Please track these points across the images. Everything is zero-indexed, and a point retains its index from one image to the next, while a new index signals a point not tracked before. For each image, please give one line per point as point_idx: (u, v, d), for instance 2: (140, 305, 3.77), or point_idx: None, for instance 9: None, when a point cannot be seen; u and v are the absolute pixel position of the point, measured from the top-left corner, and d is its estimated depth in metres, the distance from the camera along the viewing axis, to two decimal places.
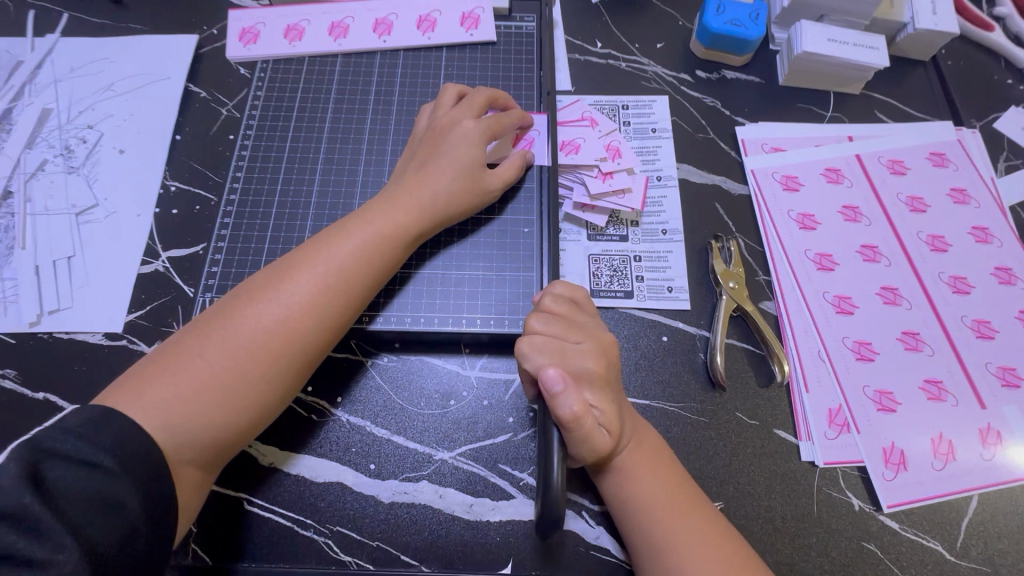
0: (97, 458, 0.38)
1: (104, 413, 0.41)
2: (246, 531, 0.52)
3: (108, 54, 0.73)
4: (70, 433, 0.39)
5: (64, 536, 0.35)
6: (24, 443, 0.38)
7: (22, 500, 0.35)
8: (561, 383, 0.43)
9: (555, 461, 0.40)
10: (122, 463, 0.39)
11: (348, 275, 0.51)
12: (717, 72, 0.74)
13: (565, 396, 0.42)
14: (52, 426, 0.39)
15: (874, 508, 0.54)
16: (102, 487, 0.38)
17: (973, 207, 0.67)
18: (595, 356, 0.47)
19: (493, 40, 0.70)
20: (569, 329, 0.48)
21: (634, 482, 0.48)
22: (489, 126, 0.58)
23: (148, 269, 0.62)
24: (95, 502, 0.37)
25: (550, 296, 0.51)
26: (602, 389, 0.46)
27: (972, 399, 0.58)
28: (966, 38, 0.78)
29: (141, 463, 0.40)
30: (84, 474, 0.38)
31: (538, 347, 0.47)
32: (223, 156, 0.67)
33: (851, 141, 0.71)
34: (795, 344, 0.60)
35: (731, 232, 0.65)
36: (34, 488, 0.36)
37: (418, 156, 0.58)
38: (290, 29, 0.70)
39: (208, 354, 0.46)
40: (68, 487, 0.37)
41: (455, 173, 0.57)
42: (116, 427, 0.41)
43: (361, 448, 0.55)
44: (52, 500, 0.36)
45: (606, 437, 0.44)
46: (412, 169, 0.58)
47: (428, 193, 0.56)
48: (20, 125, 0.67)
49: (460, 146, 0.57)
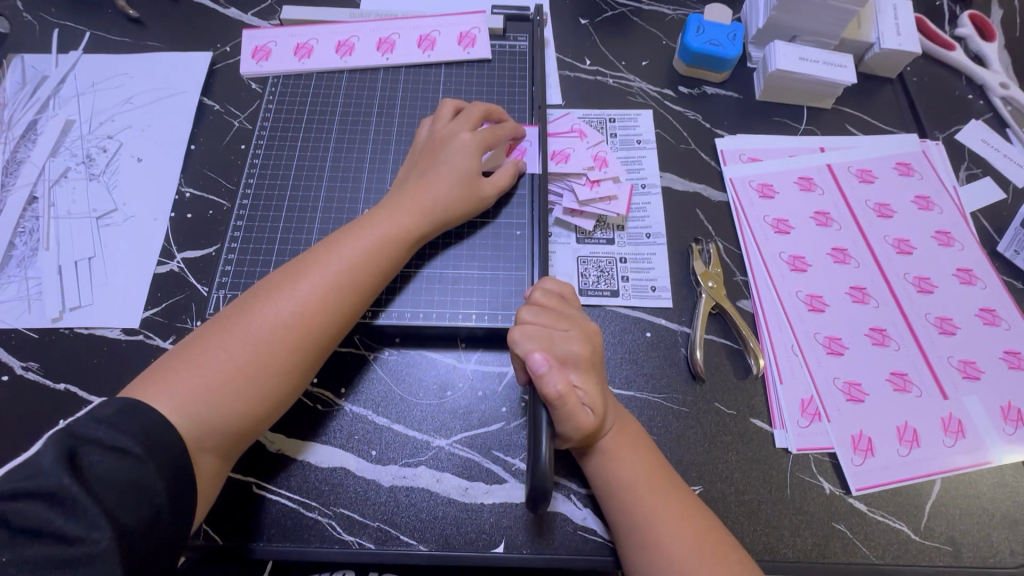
0: (126, 445, 0.42)
1: (131, 405, 0.45)
2: (255, 512, 0.55)
3: (127, 70, 0.77)
4: (101, 421, 0.43)
5: (98, 516, 0.39)
6: (60, 431, 0.42)
7: (62, 482, 0.39)
8: (545, 364, 0.47)
9: (543, 440, 0.44)
10: (148, 449, 0.43)
11: (356, 274, 0.55)
12: (698, 88, 0.79)
13: (550, 376, 0.47)
14: (85, 416, 0.43)
15: (843, 491, 0.58)
16: (131, 472, 0.42)
17: (937, 213, 0.72)
18: (580, 342, 0.51)
19: (488, 57, 0.75)
20: (558, 319, 0.53)
21: (617, 463, 0.52)
22: (485, 138, 0.63)
23: (164, 269, 0.66)
24: (124, 485, 0.41)
25: (539, 290, 0.55)
26: (587, 371, 0.50)
27: (935, 390, 0.62)
28: (929, 56, 0.84)
29: (164, 449, 0.44)
30: (114, 459, 0.42)
31: (529, 334, 0.51)
32: (235, 164, 0.72)
33: (823, 151, 0.75)
34: (770, 339, 0.64)
35: (711, 235, 0.70)
36: (72, 472, 0.40)
37: (420, 165, 0.63)
38: (300, 47, 0.75)
39: (226, 349, 0.50)
40: (100, 471, 0.41)
41: (454, 181, 0.61)
42: (142, 416, 0.45)
43: (363, 435, 0.59)
44: (87, 483, 0.40)
45: (590, 415, 0.49)
46: (413, 177, 0.62)
47: (428, 199, 0.60)
48: (45, 135, 0.72)
49: (458, 156, 0.62)
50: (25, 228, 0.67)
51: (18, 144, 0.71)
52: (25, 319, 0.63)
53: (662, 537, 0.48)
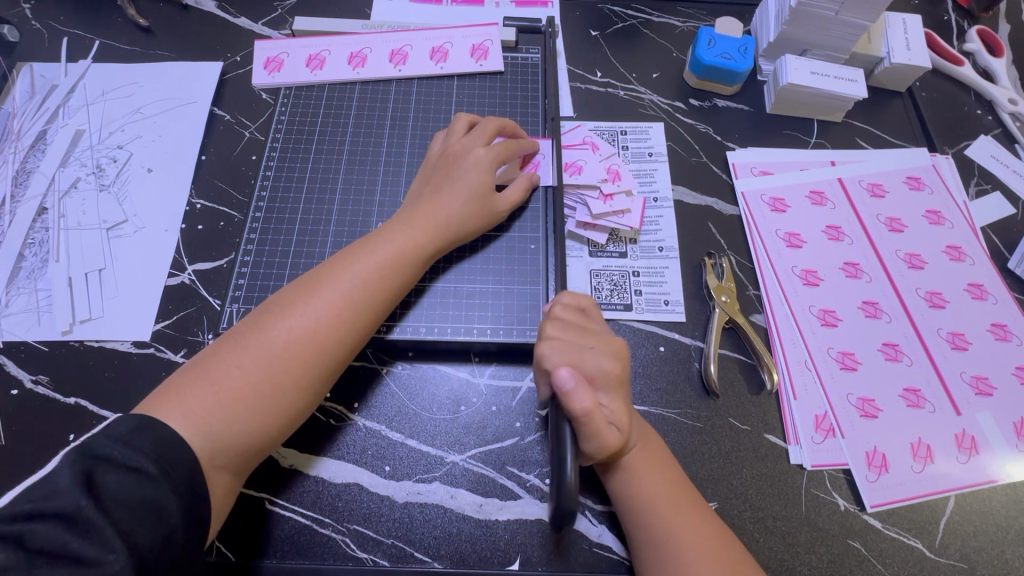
0: (141, 465, 0.42)
1: (144, 423, 0.44)
2: (268, 529, 0.55)
3: (137, 79, 0.77)
4: (117, 440, 0.42)
5: (113, 538, 0.39)
6: (75, 450, 0.42)
7: (79, 503, 0.39)
8: (572, 381, 0.46)
9: (567, 459, 0.42)
10: (164, 468, 0.43)
11: (369, 289, 0.55)
12: (709, 101, 0.80)
13: (576, 393, 0.46)
14: (100, 434, 0.42)
15: (858, 507, 0.58)
16: (146, 492, 0.41)
17: (948, 228, 0.72)
18: (612, 359, 0.51)
19: (501, 70, 0.75)
20: (583, 335, 0.52)
21: (640, 480, 0.51)
22: (500, 153, 0.63)
23: (175, 281, 0.65)
24: (140, 506, 0.41)
25: (560, 305, 0.55)
26: (616, 390, 0.50)
27: (948, 406, 0.62)
28: (938, 71, 0.84)
29: (180, 468, 0.44)
30: (130, 479, 0.41)
31: (556, 349, 0.51)
32: (246, 175, 0.72)
33: (834, 165, 0.76)
34: (784, 354, 0.64)
35: (724, 249, 0.70)
36: (88, 492, 0.40)
37: (434, 179, 0.63)
38: (312, 58, 0.75)
39: (240, 365, 0.50)
40: (116, 491, 0.40)
41: (468, 196, 0.61)
42: (157, 435, 0.44)
43: (376, 450, 0.58)
44: (103, 504, 0.40)
45: (616, 434, 0.48)
46: (427, 192, 0.62)
47: (443, 215, 0.60)
48: (54, 145, 0.71)
49: (472, 171, 0.62)
50: (35, 239, 0.66)
51: (28, 154, 0.71)
52: (34, 332, 0.62)
53: (684, 557, 0.48)
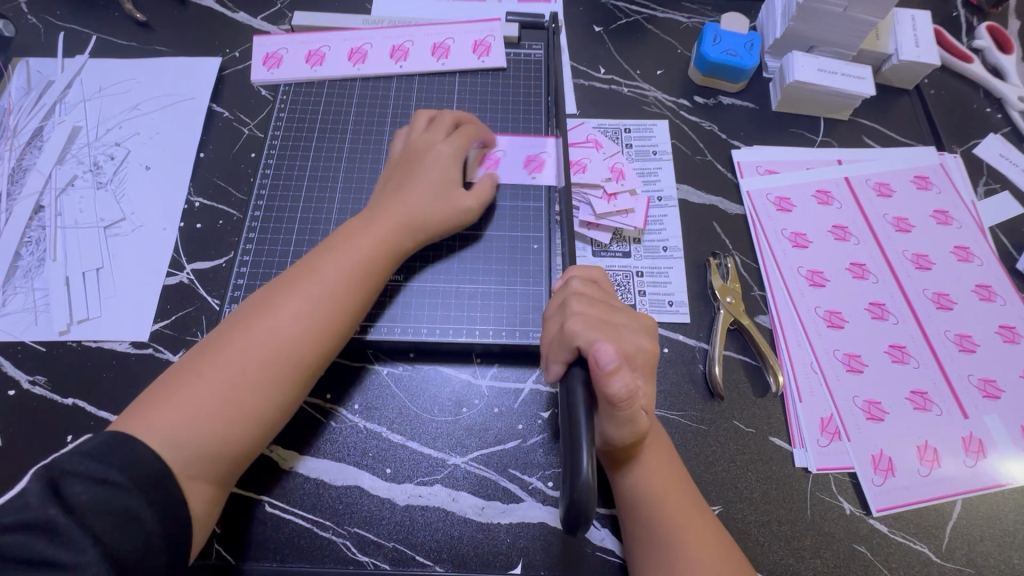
0: (109, 475, 0.42)
1: (115, 440, 0.44)
2: (267, 532, 0.54)
3: (135, 75, 0.76)
4: (86, 455, 0.42)
5: (88, 545, 0.39)
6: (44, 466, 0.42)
7: (48, 512, 0.39)
8: (615, 361, 0.44)
9: (585, 451, 0.38)
10: (135, 477, 0.43)
11: (339, 288, 0.54)
12: (714, 98, 0.79)
13: (620, 374, 0.44)
14: (70, 449, 0.43)
15: (864, 511, 0.57)
16: (120, 500, 0.41)
17: (955, 228, 0.71)
18: (644, 337, 0.51)
19: (503, 66, 0.74)
20: (611, 312, 0.51)
21: (647, 481, 0.50)
22: (458, 147, 0.63)
23: (173, 281, 0.65)
24: (114, 514, 0.40)
25: (579, 280, 0.53)
26: (646, 371, 0.50)
27: (955, 409, 0.61)
28: (947, 69, 0.83)
29: (152, 476, 0.43)
30: (99, 489, 0.41)
31: (589, 323, 0.48)
32: (246, 173, 0.71)
33: (840, 164, 0.75)
34: (789, 356, 0.63)
35: (729, 249, 0.69)
36: (59, 503, 0.40)
37: (395, 177, 0.62)
38: (312, 54, 0.73)
39: (208, 375, 0.49)
40: (88, 501, 0.40)
41: (430, 191, 0.60)
42: (129, 450, 0.44)
43: (377, 453, 0.58)
44: (75, 514, 0.40)
45: (645, 419, 0.48)
46: (390, 190, 0.61)
47: (407, 212, 0.59)
48: (51, 142, 0.70)
49: (431, 167, 0.61)
50: (31, 238, 0.65)
51: (24, 151, 0.70)
52: (31, 332, 0.61)
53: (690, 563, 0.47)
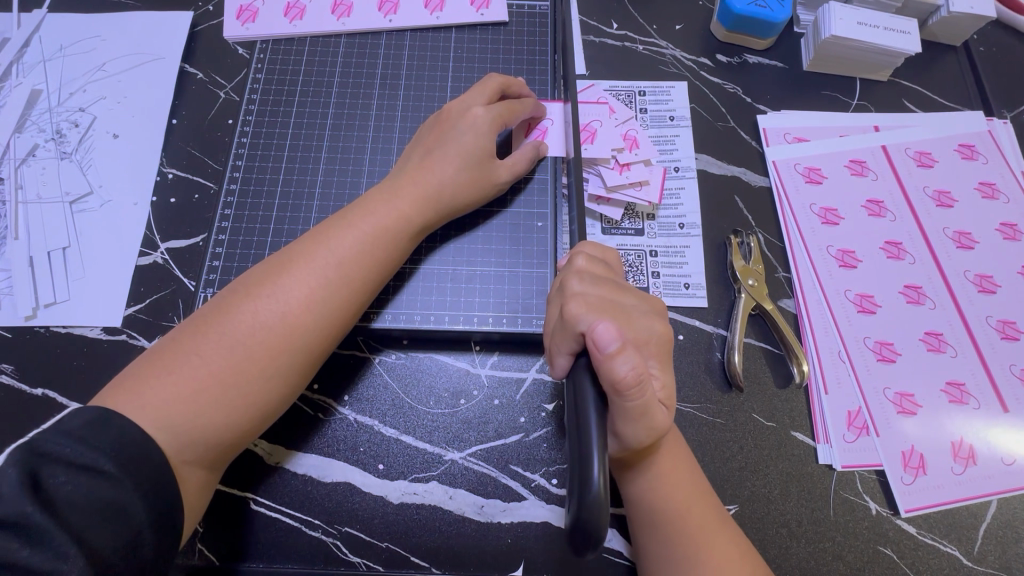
0: (95, 463, 0.38)
1: (102, 416, 0.40)
2: (252, 530, 0.51)
3: (99, 31, 0.69)
4: (69, 436, 0.38)
5: (68, 545, 0.35)
6: (23, 448, 0.38)
7: (23, 509, 0.35)
8: (615, 343, 0.39)
9: (597, 459, 0.34)
10: (124, 466, 0.39)
11: (350, 268, 0.49)
12: (739, 56, 0.71)
13: (625, 357, 0.39)
14: (52, 429, 0.39)
15: (891, 512, 0.53)
16: (105, 493, 0.37)
17: (1003, 202, 0.64)
18: (658, 319, 0.46)
19: (505, 20, 0.66)
20: (619, 292, 0.46)
21: (666, 489, 0.46)
22: (500, 114, 0.56)
23: (147, 261, 0.60)
24: (98, 509, 0.37)
25: (584, 256, 0.48)
26: (660, 357, 0.45)
27: (994, 402, 0.56)
28: (999, 22, 0.75)
29: (144, 465, 0.40)
30: (84, 481, 0.37)
31: (592, 306, 0.43)
32: (222, 142, 0.64)
33: (877, 130, 0.68)
34: (815, 344, 0.58)
35: (751, 226, 0.63)
36: (36, 497, 0.36)
37: (425, 141, 0.56)
38: (291, 6, 0.66)
39: (207, 353, 0.45)
40: (69, 494, 0.36)
41: (464, 161, 0.54)
42: (115, 432, 0.40)
43: (369, 447, 0.54)
44: (54, 508, 0.36)
45: (665, 413, 0.43)
46: (416, 157, 0.55)
47: (433, 184, 0.53)
48: (8, 107, 0.64)
49: (468, 134, 0.55)
50: None
51: None
52: None
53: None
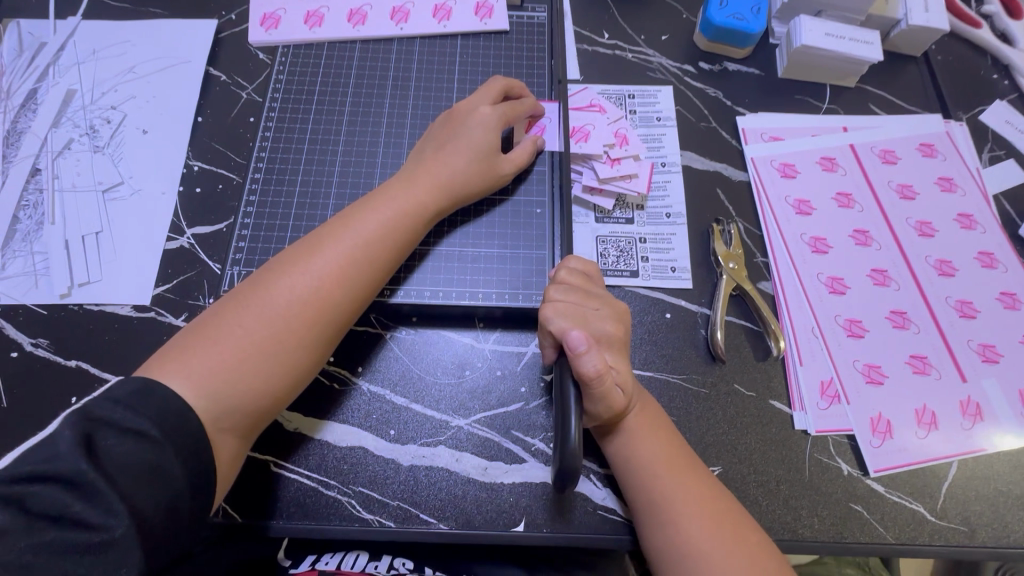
0: (140, 426, 0.42)
1: (147, 385, 0.44)
2: (274, 491, 0.55)
3: (130, 37, 0.74)
4: (117, 402, 0.42)
5: (116, 502, 0.39)
6: (76, 411, 0.42)
7: (78, 466, 0.39)
8: (584, 343, 0.47)
9: (574, 419, 0.43)
10: (166, 432, 0.43)
11: (372, 248, 0.54)
12: (719, 64, 0.77)
13: (590, 355, 0.47)
14: (101, 396, 0.43)
15: (862, 472, 0.58)
16: (147, 454, 0.41)
17: (960, 195, 0.71)
18: (612, 321, 0.52)
19: (505, 29, 0.73)
20: (588, 298, 0.53)
21: (640, 444, 0.52)
22: (505, 112, 0.62)
23: (174, 245, 0.64)
24: (142, 469, 0.41)
25: (566, 269, 0.55)
26: (619, 352, 0.52)
27: (954, 373, 0.62)
28: (955, 34, 0.82)
29: (182, 430, 0.44)
30: (130, 442, 0.41)
31: (562, 312, 0.51)
32: (245, 138, 0.70)
33: (846, 131, 0.74)
34: (791, 321, 0.64)
35: (732, 215, 0.69)
36: (88, 456, 0.40)
37: (437, 136, 0.62)
38: (310, 15, 0.72)
39: (245, 324, 0.49)
40: (116, 455, 0.40)
41: (473, 154, 0.60)
42: (157, 398, 0.44)
43: (381, 415, 0.58)
44: (103, 466, 0.40)
45: (621, 396, 0.49)
46: (429, 150, 0.61)
47: (446, 173, 0.59)
48: (46, 105, 0.69)
49: (477, 130, 0.60)
50: (29, 201, 0.65)
51: (18, 113, 0.69)
52: (33, 296, 0.61)
53: (689, 524, 0.48)
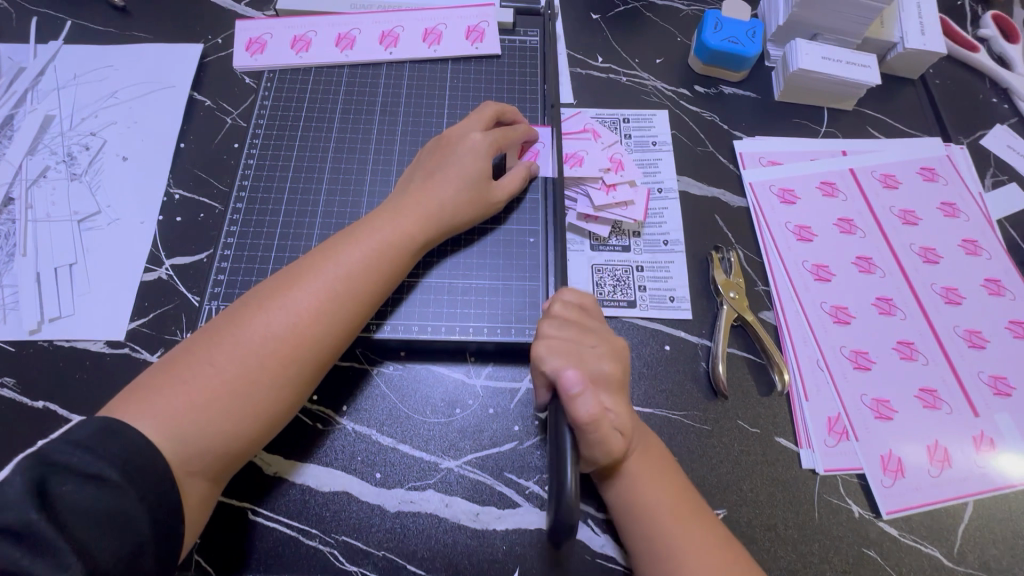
0: (103, 471, 0.39)
1: (111, 427, 0.41)
2: (250, 541, 0.52)
3: (112, 62, 0.73)
4: (78, 445, 0.40)
5: (69, 555, 0.36)
6: (31, 457, 0.39)
7: (28, 517, 0.36)
8: (578, 386, 0.44)
9: (569, 468, 0.39)
10: (128, 475, 0.40)
11: (357, 281, 0.52)
12: (715, 87, 0.76)
13: (585, 398, 0.44)
14: (61, 439, 0.40)
15: (874, 514, 0.55)
16: (107, 502, 0.38)
17: (963, 220, 0.69)
18: (611, 359, 0.49)
19: (497, 53, 0.71)
20: (584, 334, 0.50)
21: (643, 488, 0.49)
22: (497, 140, 0.60)
23: (151, 277, 0.62)
24: (101, 516, 0.38)
25: (559, 303, 0.53)
26: (618, 392, 0.49)
27: (966, 408, 0.59)
28: (952, 58, 0.81)
29: (147, 474, 0.41)
30: (88, 489, 0.38)
31: (555, 351, 0.48)
32: (228, 165, 0.67)
33: (845, 155, 0.73)
34: (795, 353, 0.61)
35: (731, 242, 0.67)
36: (40, 502, 0.37)
37: (426, 164, 0.60)
38: (297, 40, 0.71)
39: (218, 362, 0.46)
40: (75, 502, 0.38)
41: (462, 182, 0.58)
42: (121, 441, 0.41)
43: (366, 457, 0.55)
44: (57, 515, 0.37)
45: (620, 440, 0.47)
46: (417, 179, 0.59)
47: (435, 203, 0.56)
48: (22, 132, 0.67)
49: (468, 158, 0.58)
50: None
51: None
52: (0, 331, 0.58)
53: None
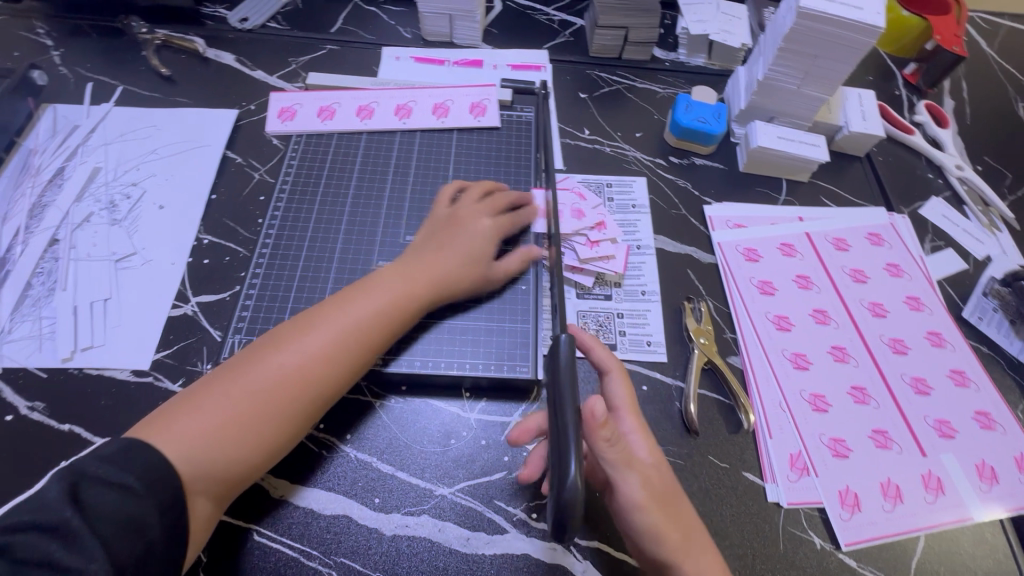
0: (124, 481, 0.44)
1: (132, 446, 0.46)
2: (252, 560, 0.55)
3: (156, 122, 0.82)
4: (105, 460, 0.44)
5: (96, 548, 0.40)
6: (66, 468, 0.44)
7: (64, 514, 0.41)
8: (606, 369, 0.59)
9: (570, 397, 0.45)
10: (147, 484, 0.44)
11: (365, 329, 0.58)
12: (687, 159, 0.87)
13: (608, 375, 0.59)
14: (89, 455, 0.44)
15: (833, 546, 0.60)
16: (131, 508, 0.43)
17: (906, 279, 0.78)
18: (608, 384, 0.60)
19: (497, 125, 0.82)
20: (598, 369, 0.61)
21: None
22: (501, 225, 0.69)
23: (178, 312, 0.68)
24: (121, 520, 0.42)
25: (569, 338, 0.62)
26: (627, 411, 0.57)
27: (914, 448, 0.65)
28: (892, 139, 0.93)
29: (162, 485, 0.45)
30: (115, 495, 0.43)
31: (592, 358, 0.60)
32: (254, 215, 0.75)
33: (802, 220, 0.82)
34: (760, 395, 0.68)
35: (701, 293, 0.75)
36: (74, 506, 0.41)
37: (437, 237, 0.67)
38: (323, 110, 0.81)
39: (232, 394, 0.52)
40: (101, 506, 0.42)
41: (467, 258, 0.66)
42: (142, 458, 0.46)
43: (367, 482, 0.59)
44: (88, 518, 0.41)
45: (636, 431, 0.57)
46: (430, 247, 0.66)
47: (440, 272, 0.64)
48: (71, 181, 0.75)
49: (476, 238, 0.67)
50: (43, 268, 0.69)
51: (45, 188, 0.74)
52: (36, 358, 0.63)
53: None
